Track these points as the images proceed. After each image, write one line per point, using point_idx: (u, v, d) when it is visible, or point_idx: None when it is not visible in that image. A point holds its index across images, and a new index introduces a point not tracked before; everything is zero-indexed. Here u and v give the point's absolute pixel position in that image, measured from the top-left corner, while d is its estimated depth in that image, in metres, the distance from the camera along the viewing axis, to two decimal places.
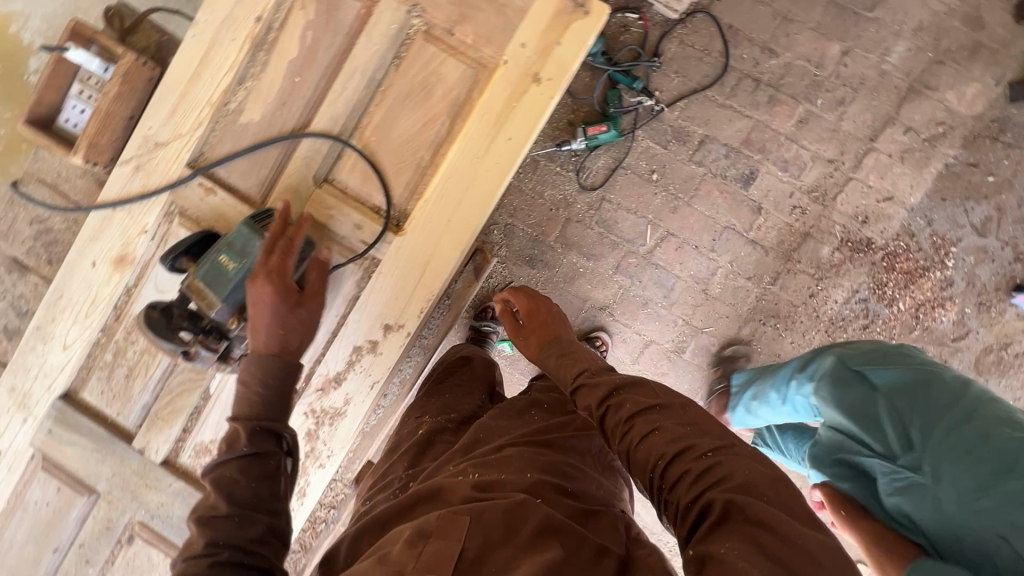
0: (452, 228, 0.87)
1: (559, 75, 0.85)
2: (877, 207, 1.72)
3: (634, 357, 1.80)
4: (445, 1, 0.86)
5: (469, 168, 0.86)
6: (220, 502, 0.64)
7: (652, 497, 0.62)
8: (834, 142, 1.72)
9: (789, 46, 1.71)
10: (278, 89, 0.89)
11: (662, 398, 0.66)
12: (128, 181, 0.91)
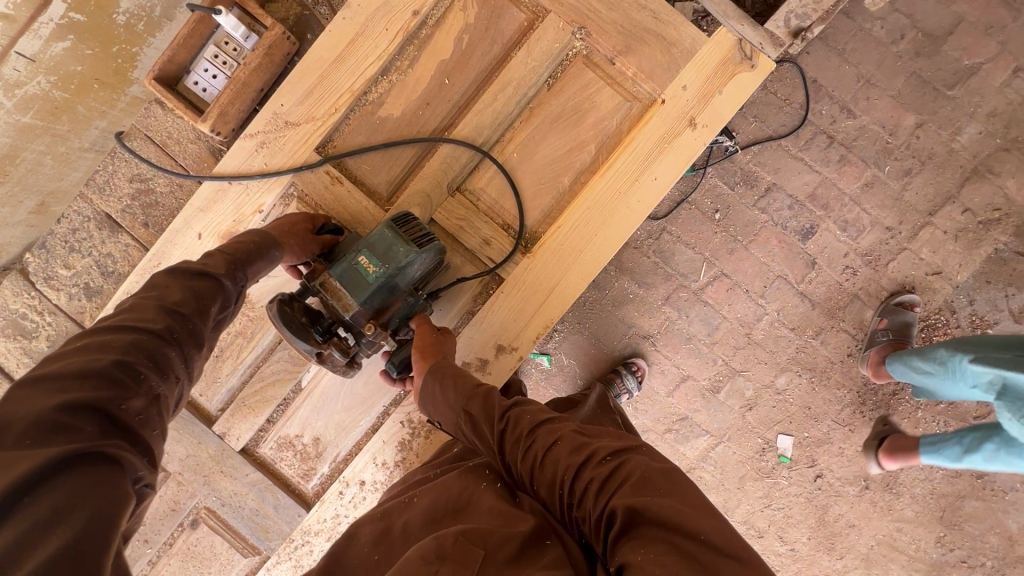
0: (590, 251, 1.18)
1: (710, 125, 1.14)
2: (924, 280, 1.76)
3: (669, 390, 1.80)
4: (608, 37, 1.14)
5: (619, 190, 1.15)
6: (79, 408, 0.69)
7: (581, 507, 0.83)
8: (895, 210, 1.75)
9: (867, 110, 1.74)
10: (429, 84, 1.18)
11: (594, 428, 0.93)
12: (250, 158, 1.19)
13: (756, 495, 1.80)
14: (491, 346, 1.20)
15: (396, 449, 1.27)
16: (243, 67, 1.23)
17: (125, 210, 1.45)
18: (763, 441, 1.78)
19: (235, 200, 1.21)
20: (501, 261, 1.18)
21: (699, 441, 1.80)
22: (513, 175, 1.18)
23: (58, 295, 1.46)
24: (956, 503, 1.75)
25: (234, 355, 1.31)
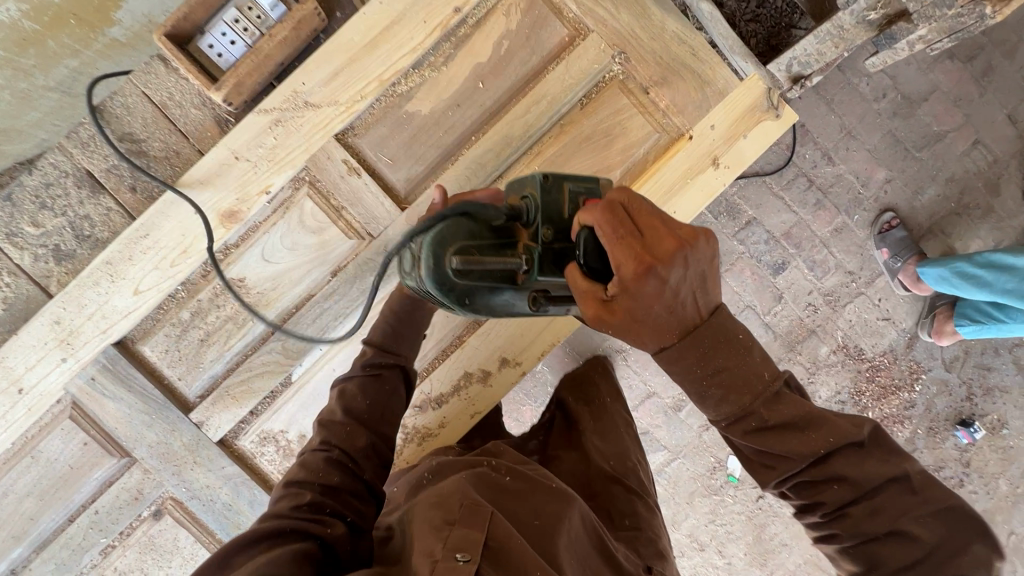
0: None
1: (733, 166, 1.22)
2: (874, 323, 1.89)
3: (634, 404, 1.85)
4: (644, 65, 1.20)
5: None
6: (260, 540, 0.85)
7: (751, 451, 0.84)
8: (858, 256, 1.87)
9: (845, 160, 1.84)
10: (461, 86, 1.19)
11: (799, 440, 0.79)
12: (262, 134, 1.15)
13: (703, 511, 1.89)
14: (495, 359, 1.26)
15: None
16: (268, 38, 1.15)
17: (111, 170, 1.31)
18: (715, 460, 1.87)
19: (240, 177, 1.16)
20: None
21: (656, 455, 1.86)
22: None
23: (21, 256, 1.31)
24: None
25: (221, 340, 1.25)
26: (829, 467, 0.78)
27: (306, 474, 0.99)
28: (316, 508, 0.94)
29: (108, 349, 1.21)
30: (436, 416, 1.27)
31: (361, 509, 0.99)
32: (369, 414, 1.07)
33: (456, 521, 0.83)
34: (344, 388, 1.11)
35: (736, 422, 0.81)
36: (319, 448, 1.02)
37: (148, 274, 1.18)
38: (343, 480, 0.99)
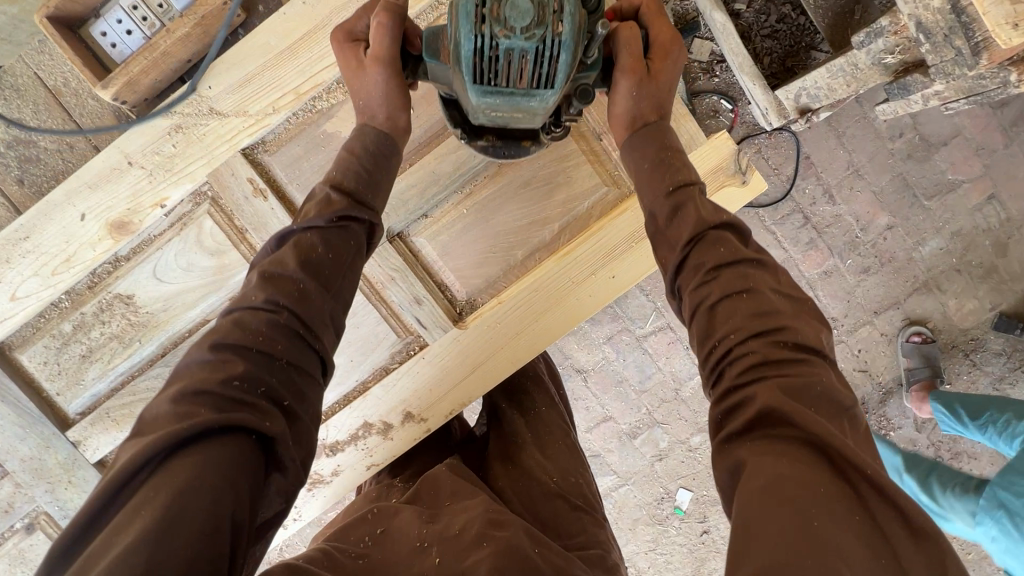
0: (518, 338, 1.16)
1: None
2: (849, 374, 1.81)
3: (589, 426, 1.80)
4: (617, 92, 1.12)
5: (570, 281, 1.15)
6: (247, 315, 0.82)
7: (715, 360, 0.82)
8: (844, 303, 1.77)
9: (847, 200, 1.72)
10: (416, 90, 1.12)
11: (789, 363, 0.76)
12: (166, 132, 1.10)
13: (645, 538, 1.87)
14: (399, 412, 1.19)
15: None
16: (166, 34, 1.11)
17: None
18: (663, 492, 1.83)
19: (134, 186, 1.11)
20: (429, 326, 1.16)
21: (605, 478, 1.83)
22: (459, 236, 1.17)
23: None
24: None
25: (104, 358, 1.17)
26: (807, 394, 0.73)
27: (239, 335, 0.81)
28: (246, 386, 0.77)
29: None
30: (330, 464, 1.20)
31: (313, 378, 0.86)
32: (312, 296, 0.87)
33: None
34: (301, 237, 0.91)
35: (725, 316, 0.82)
36: (267, 308, 0.84)
37: (27, 279, 1.12)
38: (294, 348, 0.84)
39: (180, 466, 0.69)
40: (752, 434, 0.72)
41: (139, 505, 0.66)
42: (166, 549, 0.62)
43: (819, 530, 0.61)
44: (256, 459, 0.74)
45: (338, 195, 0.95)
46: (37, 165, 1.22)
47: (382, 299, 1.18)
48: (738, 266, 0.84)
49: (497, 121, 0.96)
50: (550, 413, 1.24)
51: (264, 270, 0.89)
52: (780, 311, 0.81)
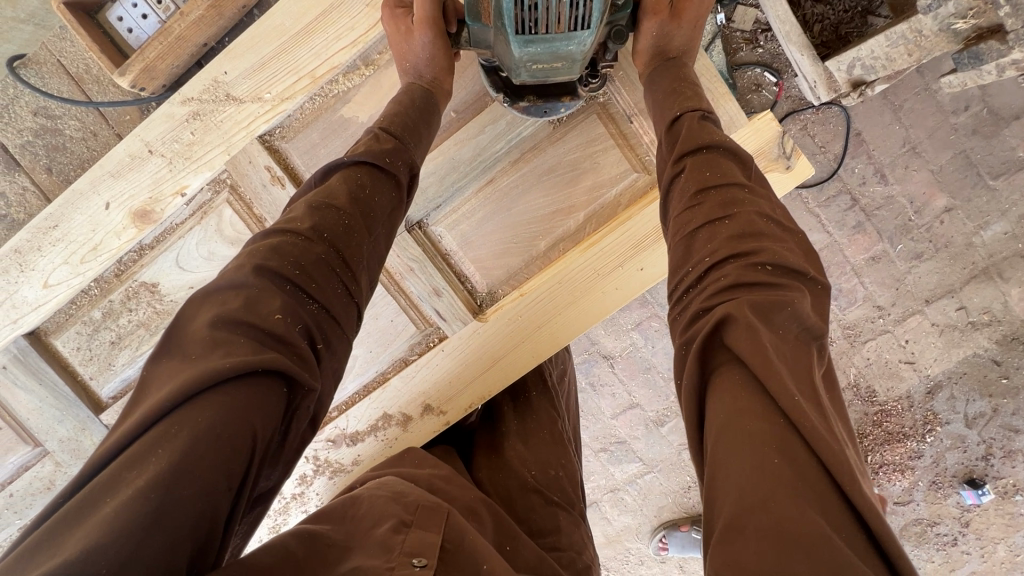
0: (544, 330, 1.13)
1: None
2: (894, 365, 1.71)
3: (614, 413, 1.76)
4: (648, 65, 1.05)
5: (594, 275, 1.11)
6: (303, 246, 0.83)
7: (693, 283, 0.85)
8: (891, 291, 1.66)
9: (901, 179, 1.59)
10: None
11: (775, 292, 0.77)
12: (187, 119, 1.09)
13: (670, 526, 1.84)
14: (418, 405, 1.18)
15: (296, 482, 1.22)
16: (179, 18, 1.10)
17: (24, 146, 1.24)
18: (690, 480, 1.80)
19: (155, 174, 1.11)
20: (449, 319, 1.15)
21: (631, 465, 1.80)
22: (481, 226, 1.14)
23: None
24: None
25: (132, 345, 1.21)
26: (788, 335, 0.75)
27: (280, 264, 0.80)
28: (288, 321, 0.76)
29: (18, 339, 1.17)
30: (351, 454, 1.20)
31: (343, 327, 0.85)
32: (355, 236, 0.87)
33: (411, 525, 0.81)
34: (352, 173, 0.91)
35: (710, 250, 0.85)
36: (309, 240, 0.83)
37: (58, 268, 1.15)
38: (332, 290, 0.83)
39: (204, 404, 0.66)
40: (714, 357, 0.77)
41: (155, 441, 0.64)
42: (172, 502, 0.61)
43: (765, 462, 0.66)
44: (281, 406, 0.73)
45: (387, 136, 0.95)
46: (64, 152, 1.24)
47: (401, 290, 1.17)
48: (726, 201, 0.88)
49: (537, 75, 0.95)
50: (540, 401, 1.23)
51: (311, 200, 0.88)
52: (781, 257, 0.81)
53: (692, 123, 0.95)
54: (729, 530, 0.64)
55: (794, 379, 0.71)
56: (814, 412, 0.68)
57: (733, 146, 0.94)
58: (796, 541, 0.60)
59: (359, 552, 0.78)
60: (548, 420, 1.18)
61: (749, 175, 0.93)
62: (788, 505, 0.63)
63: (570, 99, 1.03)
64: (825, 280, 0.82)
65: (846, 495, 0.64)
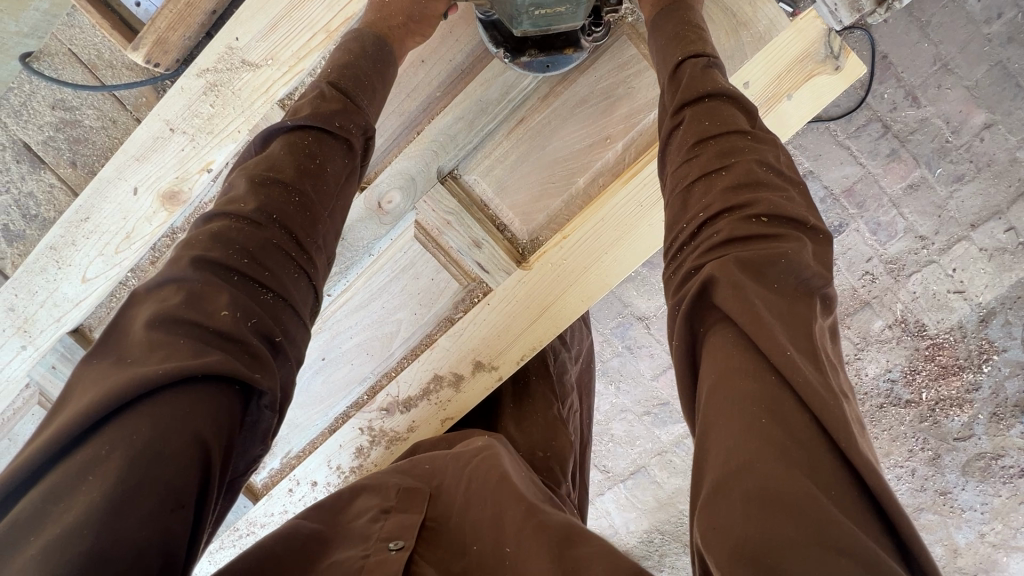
0: (590, 274, 1.08)
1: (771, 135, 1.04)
2: (943, 296, 1.64)
3: (655, 374, 1.73)
4: None
5: (637, 208, 1.05)
6: (258, 233, 0.81)
7: (684, 242, 0.82)
8: (933, 218, 1.59)
9: (935, 100, 1.51)
10: (450, 21, 1.06)
11: (770, 246, 0.73)
12: (202, 98, 1.07)
13: None
14: (468, 363, 1.13)
15: (353, 456, 1.20)
16: None
17: (47, 143, 1.25)
18: None
19: (179, 153, 1.09)
20: (492, 270, 1.11)
21: (678, 425, 1.77)
22: (516, 168, 1.10)
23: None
24: (912, 513, 1.82)
25: None
26: (788, 289, 0.72)
27: (223, 252, 0.78)
28: (240, 317, 0.74)
29: (64, 337, 1.17)
30: (404, 420, 1.17)
31: (300, 312, 0.84)
32: (307, 215, 0.86)
33: (390, 513, 0.87)
34: (296, 140, 0.89)
35: (700, 210, 0.81)
36: (256, 222, 0.81)
37: (94, 260, 1.13)
38: (287, 276, 0.83)
39: (142, 419, 0.65)
40: (703, 315, 0.75)
41: (88, 465, 0.62)
42: (119, 525, 0.60)
43: (758, 420, 0.63)
44: (235, 411, 0.72)
45: (334, 94, 0.92)
46: (86, 145, 1.24)
47: (439, 246, 1.13)
48: (723, 152, 0.84)
49: (540, 24, 0.93)
50: (540, 387, 1.39)
51: (253, 175, 0.86)
52: (780, 210, 0.77)
53: (695, 70, 0.91)
54: (717, 494, 0.60)
55: (787, 334, 0.68)
56: (807, 367, 0.66)
57: (738, 96, 0.89)
58: (785, 499, 0.57)
59: (345, 540, 0.85)
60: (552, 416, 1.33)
61: (753, 126, 0.88)
62: (776, 463, 0.59)
63: (574, 51, 1.02)
64: (826, 229, 0.78)
65: (840, 449, 0.61)
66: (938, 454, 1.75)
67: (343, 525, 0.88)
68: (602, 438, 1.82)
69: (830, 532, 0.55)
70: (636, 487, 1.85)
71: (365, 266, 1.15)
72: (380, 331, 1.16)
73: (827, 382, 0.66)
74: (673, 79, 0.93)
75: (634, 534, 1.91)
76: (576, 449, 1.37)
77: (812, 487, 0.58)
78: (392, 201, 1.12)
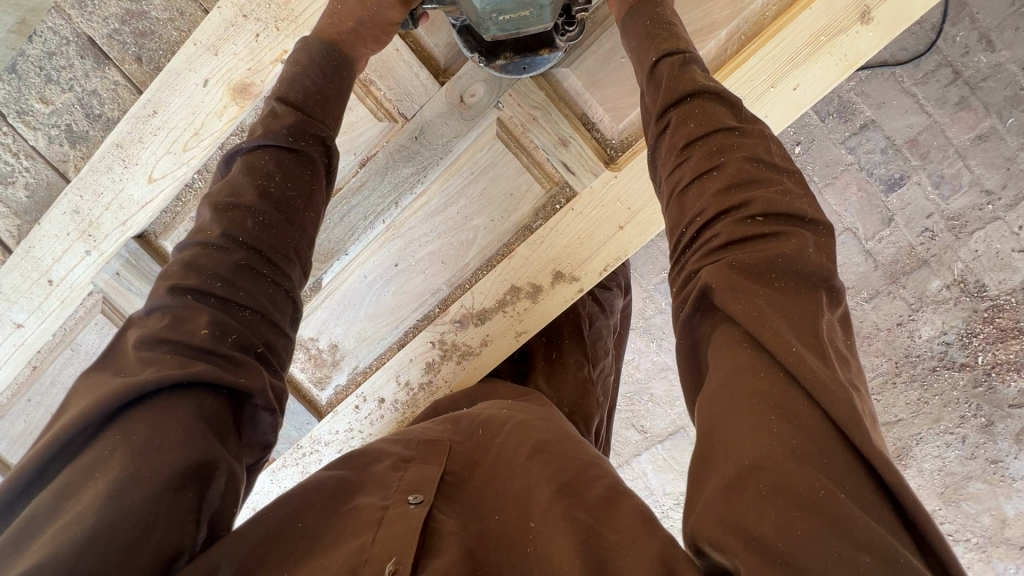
0: None
1: (885, 26, 0.91)
2: (1006, 256, 1.56)
3: None
4: None
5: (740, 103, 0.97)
6: (220, 255, 0.72)
7: (679, 244, 0.71)
8: (1001, 170, 1.52)
9: (1011, 43, 1.43)
10: None
11: (771, 250, 0.62)
12: None
13: None
14: (548, 273, 1.09)
15: (422, 370, 1.18)
16: None
17: (112, 36, 1.09)
18: None
19: (252, 42, 1.04)
20: (579, 171, 1.05)
21: None
22: (609, 60, 1.01)
23: (35, 136, 1.14)
24: (959, 483, 1.76)
25: None
26: (792, 295, 0.60)
27: (197, 278, 0.71)
28: (217, 336, 0.68)
29: (130, 242, 1.14)
30: (478, 333, 1.14)
31: (284, 330, 0.78)
32: (278, 235, 0.78)
33: (411, 461, 0.77)
34: (253, 162, 0.80)
35: (698, 205, 0.70)
36: (223, 247, 0.73)
37: (162, 158, 1.10)
38: (262, 292, 0.74)
39: (138, 424, 0.62)
40: (706, 317, 0.65)
41: (91, 465, 0.59)
42: (121, 508, 0.57)
43: (768, 425, 0.53)
44: (224, 415, 0.68)
45: (285, 109, 0.83)
46: (153, 39, 1.09)
47: (522, 148, 1.08)
48: (717, 148, 0.71)
49: (507, 27, 0.87)
50: (571, 349, 1.32)
51: (215, 201, 0.77)
52: (781, 205, 0.65)
53: (672, 69, 0.79)
54: (728, 494, 0.52)
55: (793, 331, 0.58)
56: (815, 361, 0.55)
57: (721, 89, 0.76)
58: (801, 496, 0.49)
59: (362, 490, 0.73)
60: (582, 376, 1.27)
61: (738, 119, 0.75)
62: (790, 462, 0.51)
63: (549, 53, 0.97)
64: (827, 219, 0.67)
65: (856, 450, 0.52)
66: (991, 421, 1.69)
67: (361, 474, 0.77)
68: (642, 398, 1.79)
69: (850, 529, 0.47)
70: (674, 448, 1.81)
71: (440, 168, 1.10)
72: (456, 239, 1.13)
73: (843, 379, 0.56)
74: (651, 80, 0.81)
75: (671, 496, 1.88)
76: (603, 411, 1.32)
77: (828, 484, 0.50)
78: (475, 95, 1.05)
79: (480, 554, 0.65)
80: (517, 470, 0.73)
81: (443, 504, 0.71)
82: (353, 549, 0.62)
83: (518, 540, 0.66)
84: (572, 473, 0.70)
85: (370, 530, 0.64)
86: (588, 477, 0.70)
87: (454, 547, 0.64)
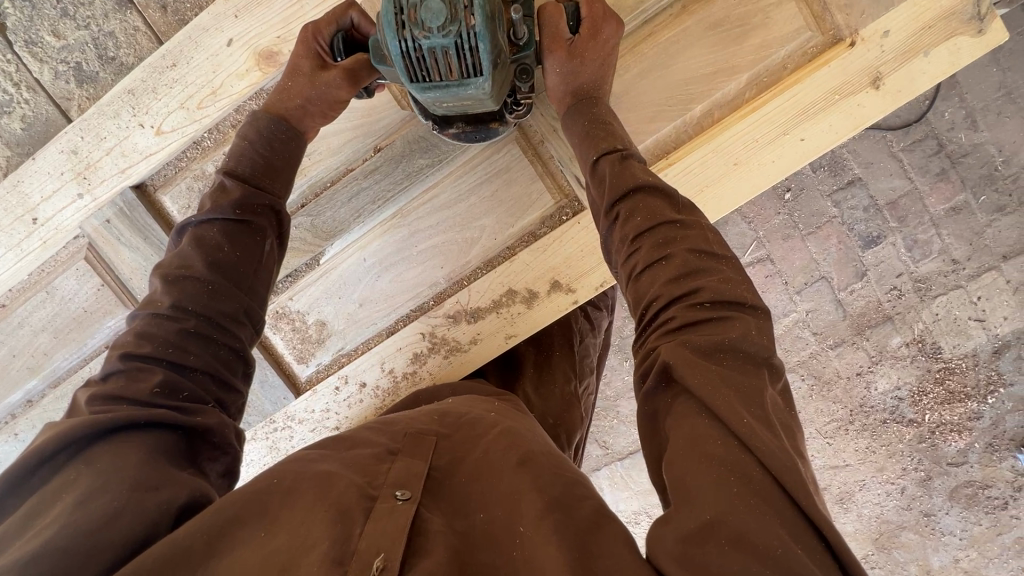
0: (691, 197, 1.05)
1: (892, 93, 0.97)
2: (963, 323, 1.65)
3: None
4: None
5: (753, 144, 1.01)
6: (172, 324, 0.78)
7: (642, 321, 0.74)
8: (968, 243, 1.61)
9: (992, 126, 1.53)
10: None
11: (716, 335, 0.65)
12: None
13: None
14: (546, 281, 1.11)
15: (407, 360, 1.18)
16: None
17: None
18: None
19: (284, 11, 1.02)
20: None
21: None
22: (636, 83, 1.04)
23: (40, 69, 1.09)
24: (893, 531, 1.85)
25: None
26: (734, 373, 0.63)
27: (151, 346, 0.76)
28: (167, 393, 0.74)
29: (126, 191, 1.11)
30: (469, 330, 1.15)
31: (238, 387, 0.83)
32: (230, 296, 0.82)
33: (398, 453, 0.76)
34: (202, 236, 0.84)
35: (653, 287, 0.72)
36: (172, 317, 0.78)
37: (173, 112, 1.07)
38: (211, 355, 0.79)
39: (102, 452, 0.67)
40: (665, 389, 0.66)
41: (60, 488, 0.63)
42: (93, 505, 0.61)
43: (724, 487, 0.56)
44: (181, 450, 0.73)
45: (234, 183, 0.87)
46: None
47: (538, 156, 1.10)
48: (666, 241, 0.74)
49: (455, 109, 0.90)
50: (559, 361, 1.33)
51: (165, 273, 0.82)
52: (723, 295, 0.68)
53: (613, 167, 0.83)
54: (688, 543, 0.54)
55: (741, 401, 0.60)
56: (763, 431, 0.58)
57: (661, 182, 0.80)
58: (758, 547, 0.52)
59: (344, 468, 0.72)
60: (566, 387, 1.28)
61: (677, 208, 0.78)
62: (749, 515, 0.53)
63: (500, 126, 1.01)
64: (764, 304, 0.70)
65: (802, 510, 0.54)
66: (930, 476, 1.78)
67: (346, 455, 0.76)
68: (608, 414, 1.82)
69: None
70: (633, 467, 1.85)
71: (453, 165, 1.11)
72: (461, 233, 1.13)
73: (788, 445, 0.59)
74: (594, 175, 0.86)
75: (623, 513, 1.91)
76: (584, 424, 1.34)
77: (784, 537, 0.52)
78: None
79: (465, 554, 0.66)
80: (504, 474, 0.73)
81: (429, 500, 0.71)
82: (337, 535, 0.62)
83: (497, 546, 0.66)
84: (563, 489, 0.70)
85: (357, 520, 0.64)
86: (574, 498, 0.69)
87: (441, 547, 0.64)
